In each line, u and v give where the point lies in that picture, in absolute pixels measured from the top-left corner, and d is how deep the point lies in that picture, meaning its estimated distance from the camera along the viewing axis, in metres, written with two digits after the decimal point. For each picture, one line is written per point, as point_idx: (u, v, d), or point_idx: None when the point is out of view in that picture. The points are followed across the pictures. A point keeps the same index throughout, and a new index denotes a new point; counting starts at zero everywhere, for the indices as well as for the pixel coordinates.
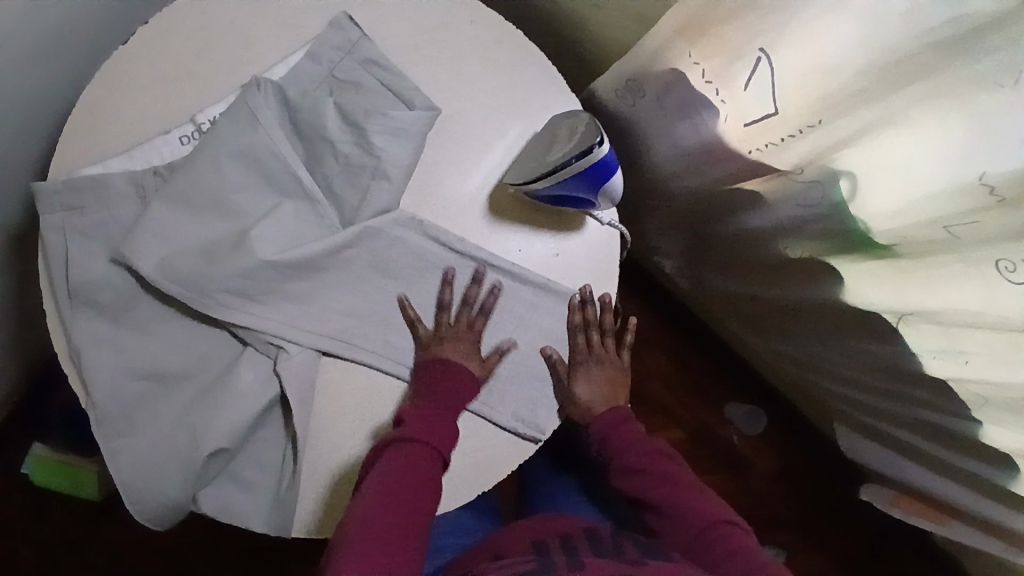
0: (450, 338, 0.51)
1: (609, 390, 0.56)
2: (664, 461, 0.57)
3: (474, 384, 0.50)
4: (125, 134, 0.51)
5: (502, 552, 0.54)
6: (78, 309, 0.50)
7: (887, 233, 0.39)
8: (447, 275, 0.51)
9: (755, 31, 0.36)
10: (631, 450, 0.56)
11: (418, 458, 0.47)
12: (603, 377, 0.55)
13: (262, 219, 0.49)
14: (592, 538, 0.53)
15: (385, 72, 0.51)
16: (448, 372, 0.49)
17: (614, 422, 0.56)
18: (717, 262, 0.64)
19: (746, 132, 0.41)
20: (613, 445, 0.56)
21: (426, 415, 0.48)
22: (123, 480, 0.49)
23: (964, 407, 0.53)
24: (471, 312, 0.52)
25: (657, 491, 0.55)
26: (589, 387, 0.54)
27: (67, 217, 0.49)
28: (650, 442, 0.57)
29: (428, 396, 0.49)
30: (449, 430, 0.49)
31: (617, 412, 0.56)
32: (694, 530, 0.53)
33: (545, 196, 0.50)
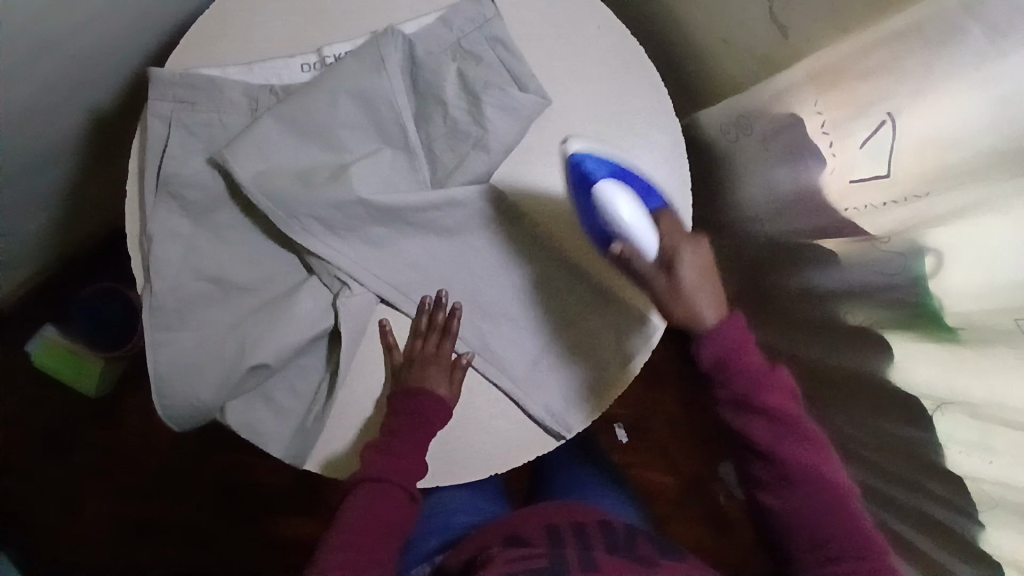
0: (421, 364, 0.51)
1: (711, 288, 0.45)
2: (802, 447, 0.47)
3: (443, 413, 0.51)
4: (252, 48, 0.52)
5: (516, 533, 0.56)
6: (161, 199, 0.50)
7: (957, 313, 0.41)
8: (424, 302, 0.52)
9: (886, 93, 0.37)
10: (762, 383, 0.46)
11: (389, 491, 0.50)
12: (700, 263, 0.46)
13: (361, 158, 0.51)
14: (607, 532, 0.55)
15: (508, 54, 0.52)
16: (417, 405, 0.50)
17: (737, 339, 0.45)
18: (764, 314, 0.66)
19: (848, 189, 0.43)
20: (744, 387, 0.46)
21: (393, 447, 0.49)
22: (159, 372, 0.50)
23: (972, 507, 0.50)
24: (441, 337, 0.51)
25: (772, 445, 0.47)
26: (702, 300, 0.45)
27: (177, 108, 0.50)
28: (792, 417, 0.47)
29: (397, 429, 0.50)
30: (414, 461, 0.50)
31: (734, 323, 0.45)
32: (842, 541, 0.46)
33: (591, 230, 0.49)
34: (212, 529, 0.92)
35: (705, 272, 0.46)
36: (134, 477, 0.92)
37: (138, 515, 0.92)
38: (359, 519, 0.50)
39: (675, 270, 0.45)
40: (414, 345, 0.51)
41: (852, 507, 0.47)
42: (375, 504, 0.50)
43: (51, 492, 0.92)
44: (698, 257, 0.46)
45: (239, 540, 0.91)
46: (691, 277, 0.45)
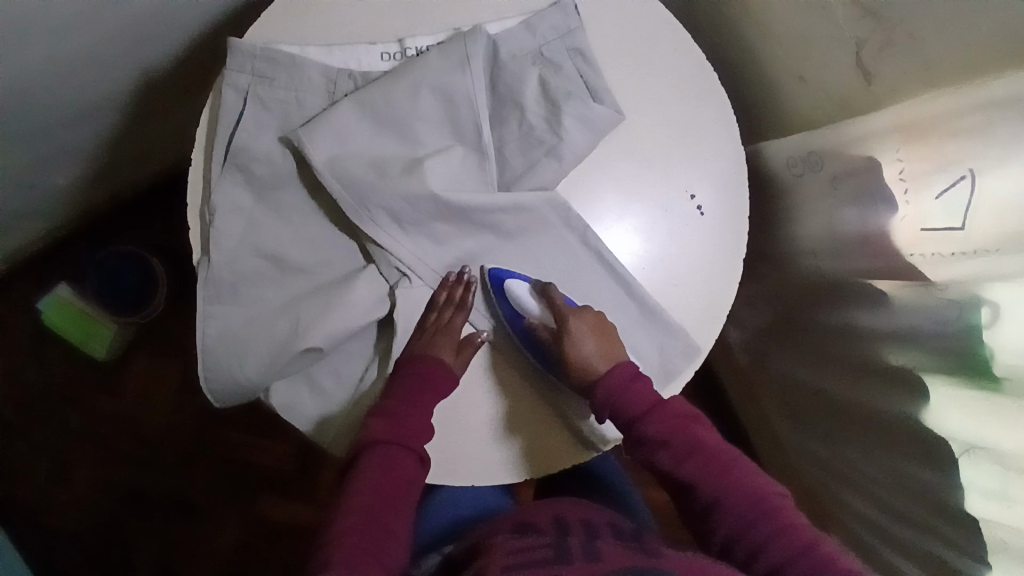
0: (433, 334, 0.51)
1: (602, 342, 0.52)
2: (685, 424, 0.52)
3: (448, 380, 0.50)
4: (334, 31, 0.52)
5: (523, 529, 0.53)
6: (227, 170, 0.50)
7: (1004, 365, 0.42)
8: (447, 277, 0.51)
9: (971, 152, 0.39)
10: (648, 418, 0.51)
11: (397, 453, 0.49)
12: (591, 326, 0.52)
13: (435, 153, 0.51)
14: (616, 529, 0.52)
15: (587, 66, 0.53)
16: (422, 369, 0.50)
17: (623, 382, 0.51)
18: (797, 347, 0.68)
19: (918, 237, 0.45)
20: (623, 406, 0.51)
21: (393, 410, 0.49)
22: (207, 345, 0.50)
23: (982, 551, 0.53)
24: (455, 311, 0.51)
25: (683, 459, 0.51)
26: (588, 347, 0.51)
27: (255, 82, 0.50)
28: (665, 403, 0.52)
29: (399, 394, 0.50)
30: (416, 422, 0.49)
31: (623, 368, 0.52)
32: (739, 503, 0.49)
33: (510, 322, 0.52)
34: (205, 506, 0.90)
35: (597, 331, 0.52)
36: (132, 445, 0.90)
37: (131, 483, 0.90)
38: (372, 487, 0.49)
39: (568, 334, 0.51)
40: (430, 315, 0.51)
41: (748, 476, 0.50)
42: (384, 470, 0.49)
43: (44, 451, 0.89)
44: (585, 322, 0.52)
45: (230, 519, 0.89)
46: (590, 346, 0.51)
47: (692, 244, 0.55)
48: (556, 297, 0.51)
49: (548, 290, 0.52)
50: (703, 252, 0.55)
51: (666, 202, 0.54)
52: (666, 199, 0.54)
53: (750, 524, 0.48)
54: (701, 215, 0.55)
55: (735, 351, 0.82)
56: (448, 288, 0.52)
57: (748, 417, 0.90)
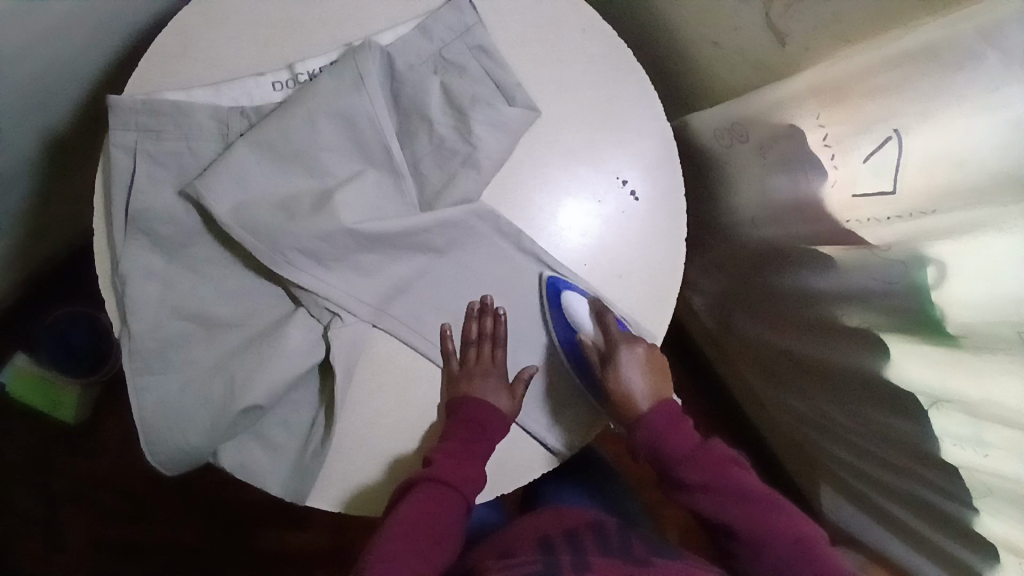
0: (479, 375, 0.50)
1: (655, 379, 0.53)
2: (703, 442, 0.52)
3: (500, 423, 0.50)
4: (217, 67, 0.49)
5: (507, 548, 0.55)
6: (130, 235, 0.47)
7: (958, 323, 0.41)
8: (473, 307, 0.51)
9: (894, 110, 0.37)
10: (675, 443, 0.52)
11: (443, 497, 0.48)
12: (641, 360, 0.52)
13: (345, 182, 0.48)
14: (601, 536, 0.55)
15: (491, 62, 0.50)
16: (482, 412, 0.49)
17: (665, 422, 0.52)
18: (757, 311, 0.66)
19: (850, 202, 0.42)
20: (665, 449, 0.52)
21: (461, 455, 0.48)
22: (143, 419, 0.47)
23: (965, 494, 0.53)
24: (493, 345, 0.51)
25: (725, 507, 0.50)
26: (634, 380, 0.52)
27: (142, 138, 0.47)
28: (684, 423, 0.53)
29: (461, 437, 0.49)
30: (481, 472, 0.49)
31: (666, 407, 0.53)
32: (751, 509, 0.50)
33: (561, 340, 0.52)
34: (204, 548, 0.89)
35: (648, 365, 0.52)
36: (118, 502, 0.89)
37: (125, 540, 0.89)
38: (405, 526, 0.47)
39: (617, 362, 0.51)
40: (467, 352, 0.51)
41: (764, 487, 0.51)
42: (429, 508, 0.47)
43: (32, 523, 0.88)
44: (637, 355, 0.52)
45: (232, 557, 0.89)
46: (636, 378, 0.52)
47: (631, 232, 0.52)
48: (608, 323, 0.51)
49: (604, 315, 0.51)
50: (644, 238, 0.53)
51: (598, 191, 0.52)
52: (597, 188, 0.52)
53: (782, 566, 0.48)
54: (635, 200, 0.53)
55: (700, 316, 0.81)
56: (478, 320, 0.51)
57: (727, 377, 0.89)
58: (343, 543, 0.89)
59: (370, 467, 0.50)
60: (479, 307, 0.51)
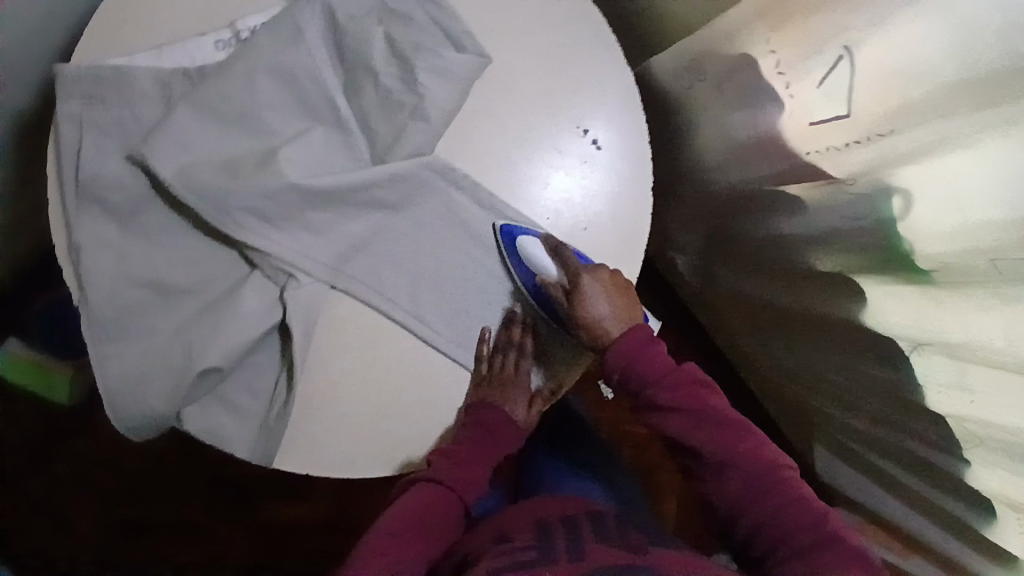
0: (504, 384, 0.51)
1: (623, 305, 0.49)
2: (702, 393, 0.49)
3: (512, 433, 0.53)
4: (156, 30, 0.48)
5: (503, 529, 0.55)
6: (83, 205, 0.47)
7: (927, 255, 0.39)
8: (513, 315, 0.50)
9: (840, 26, 0.35)
10: (661, 385, 0.48)
11: (440, 494, 0.51)
12: (606, 283, 0.48)
13: (291, 140, 0.47)
14: (598, 524, 0.53)
15: (436, 9, 0.48)
16: (500, 418, 0.51)
17: (637, 346, 0.49)
18: (738, 262, 0.63)
19: (808, 131, 0.40)
20: (636, 370, 0.49)
21: (462, 458, 0.51)
22: (108, 388, 0.48)
23: (957, 446, 0.51)
24: (519, 356, 0.51)
25: (694, 432, 0.48)
26: (603, 308, 0.48)
27: (86, 106, 0.47)
28: (681, 369, 0.49)
29: (469, 443, 0.51)
30: (483, 475, 0.53)
31: (637, 330, 0.49)
32: (754, 474, 0.47)
33: (525, 282, 0.49)
34: (206, 523, 0.91)
35: (614, 289, 0.49)
36: (121, 481, 0.90)
37: (132, 518, 0.90)
38: (399, 518, 0.50)
39: (581, 291, 0.48)
40: (501, 361, 0.50)
41: (763, 453, 0.48)
42: (432, 504, 0.50)
43: (41, 506, 0.90)
44: (602, 282, 0.49)
45: (236, 529, 0.90)
46: (605, 308, 0.49)
47: (593, 182, 0.51)
48: (569, 262, 0.48)
49: (560, 251, 0.48)
50: (607, 186, 0.51)
51: (558, 142, 0.50)
52: (557, 138, 0.50)
53: (759, 501, 0.46)
54: (597, 149, 0.51)
55: (685, 277, 0.78)
56: (513, 329, 0.51)
57: (719, 340, 0.87)
58: (342, 514, 0.90)
59: (337, 432, 0.49)
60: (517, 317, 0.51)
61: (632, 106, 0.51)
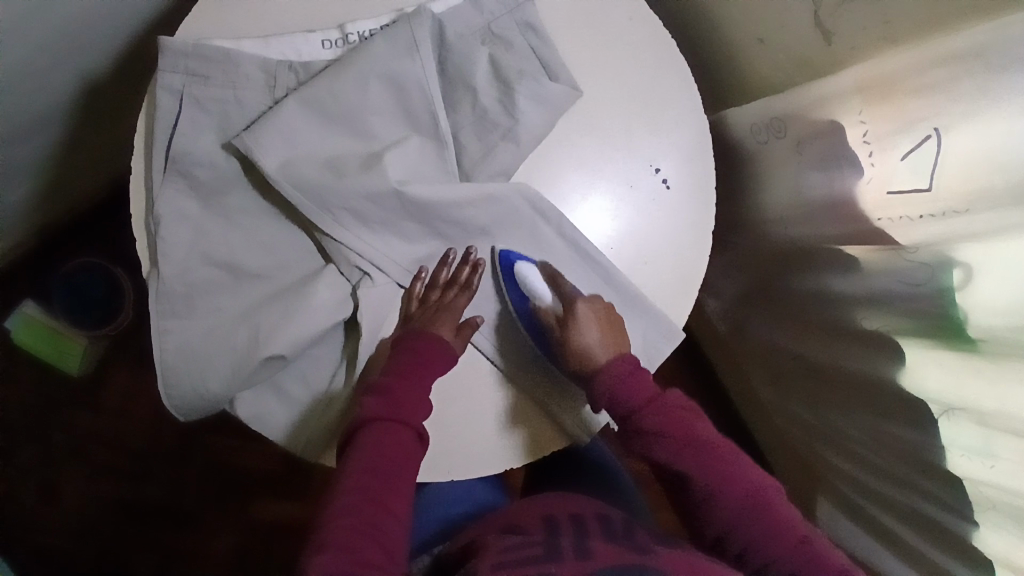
0: (433, 311, 0.49)
1: (612, 336, 0.50)
2: (686, 417, 0.49)
3: (445, 360, 0.48)
4: (270, 24, 0.50)
5: (511, 522, 0.53)
6: (170, 178, 0.48)
7: (980, 326, 0.41)
8: (449, 255, 0.50)
9: (934, 110, 0.39)
10: (646, 410, 0.48)
11: (390, 431, 0.45)
12: (599, 314, 0.50)
13: (391, 145, 0.49)
14: (605, 523, 0.50)
15: (540, 41, 0.51)
16: (424, 344, 0.47)
17: (622, 374, 0.49)
18: (774, 314, 0.67)
19: (884, 200, 0.44)
20: (620, 394, 0.48)
21: (394, 387, 0.46)
22: (165, 360, 0.48)
23: (968, 508, 0.53)
24: (458, 291, 0.49)
25: (682, 456, 0.48)
26: (590, 334, 0.49)
27: (190, 83, 0.48)
28: (666, 395, 0.49)
29: (400, 370, 0.47)
30: (423, 401, 0.47)
31: (622, 358, 0.49)
32: (733, 504, 0.47)
33: (517, 307, 0.50)
34: (193, 512, 0.87)
35: (604, 320, 0.50)
36: (113, 457, 0.87)
37: (118, 499, 0.87)
38: (368, 472, 0.45)
39: (575, 318, 0.49)
40: (427, 292, 0.50)
41: (743, 475, 0.48)
42: (381, 446, 0.45)
43: (28, 476, 0.87)
44: (595, 310, 0.50)
45: (224, 521, 0.87)
46: (593, 334, 0.49)
47: (660, 220, 0.53)
48: (573, 300, 0.50)
49: (557, 279, 0.51)
50: (673, 225, 0.53)
51: (631, 177, 0.52)
52: (630, 174, 0.52)
53: (741, 518, 0.46)
54: (666, 189, 0.53)
55: (712, 321, 0.82)
56: (451, 268, 0.50)
57: (732, 387, 0.89)
58: None
59: None
60: (455, 257, 0.50)
61: (706, 153, 0.54)
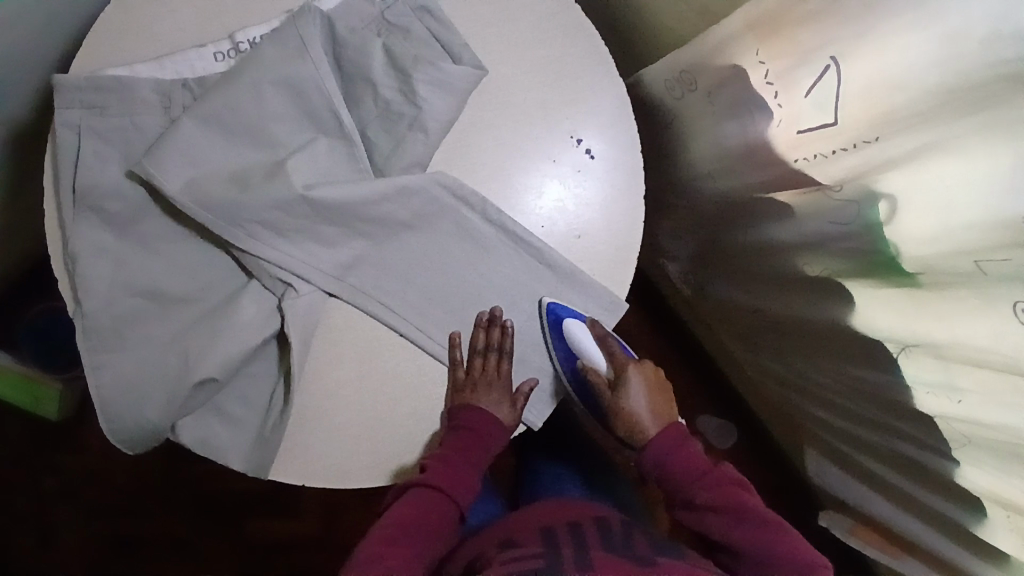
0: (483, 384, 0.50)
1: (656, 400, 0.55)
2: (738, 491, 0.52)
3: (499, 434, 0.52)
4: (158, 44, 0.49)
5: (511, 536, 0.53)
6: (80, 214, 0.47)
7: (913, 259, 0.40)
8: (455, 338, 0.49)
9: (829, 38, 0.37)
10: (699, 485, 0.52)
11: (434, 499, 0.50)
12: (645, 379, 0.55)
13: (297, 150, 0.48)
14: (605, 532, 0.50)
15: (437, 23, 0.50)
16: (477, 421, 0.49)
17: (671, 446, 0.53)
18: (729, 271, 0.65)
19: (796, 140, 0.42)
20: (671, 466, 0.52)
21: (454, 461, 0.50)
22: (101, 398, 0.47)
23: (945, 447, 0.52)
24: (498, 356, 0.50)
25: (731, 531, 0.50)
26: (638, 400, 0.54)
27: (85, 114, 0.47)
28: (721, 469, 0.53)
29: (456, 447, 0.50)
30: (471, 477, 0.51)
31: (672, 428, 0.54)
32: None
33: (562, 365, 0.52)
34: (194, 541, 0.88)
35: (650, 384, 0.55)
36: (106, 499, 0.88)
37: (118, 537, 0.88)
38: (401, 526, 0.49)
39: (625, 386, 0.54)
40: (468, 363, 0.50)
41: (795, 548, 0.50)
42: (424, 509, 0.49)
43: (26, 526, 0.87)
44: (642, 373, 0.55)
45: (227, 546, 0.88)
46: (640, 399, 0.54)
47: (588, 191, 0.51)
48: (619, 365, 0.53)
49: (606, 341, 0.52)
50: (602, 195, 0.51)
51: (552, 151, 0.51)
52: (550, 148, 0.51)
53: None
54: (590, 159, 0.51)
55: (676, 285, 0.80)
56: (379, 266, 0.49)
57: (711, 349, 0.87)
58: (335, 530, 0.88)
59: (336, 444, 0.49)
60: (378, 254, 0.49)
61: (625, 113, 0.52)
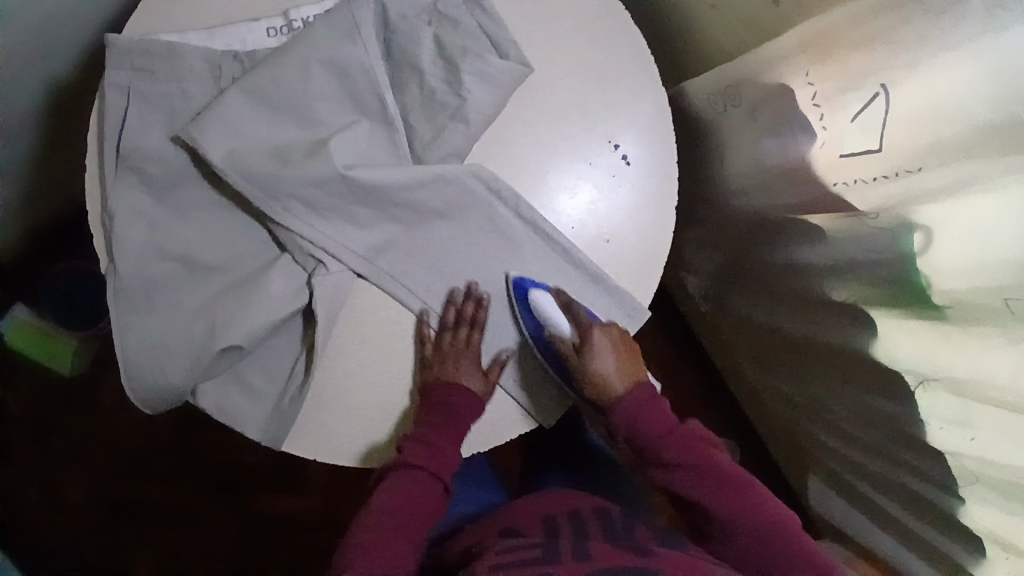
0: (453, 358, 0.48)
1: (625, 361, 0.52)
2: (703, 447, 0.52)
3: (475, 407, 0.49)
4: (211, 15, 0.50)
5: (511, 525, 0.53)
6: (121, 174, 0.48)
7: (944, 291, 0.40)
8: (422, 314, 0.49)
9: (880, 64, 0.37)
10: (667, 443, 0.51)
11: (417, 481, 0.49)
12: (614, 340, 0.51)
13: (339, 130, 0.48)
14: (607, 525, 0.50)
15: (486, 17, 0.50)
16: (450, 397, 0.48)
17: (644, 403, 0.52)
18: (751, 288, 0.65)
19: (837, 162, 0.42)
20: (641, 425, 0.51)
21: (431, 440, 0.49)
22: (126, 356, 0.48)
23: (953, 483, 0.52)
24: (470, 329, 0.49)
25: (699, 487, 0.51)
26: (605, 362, 0.51)
27: (134, 77, 0.47)
28: (687, 426, 0.53)
29: (429, 425, 0.49)
30: (453, 454, 0.49)
31: (642, 389, 0.52)
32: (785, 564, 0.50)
33: (534, 336, 0.50)
34: (194, 508, 0.89)
35: (618, 345, 0.51)
36: (111, 458, 0.89)
37: (119, 497, 0.89)
38: (393, 513, 0.49)
39: (591, 348, 0.50)
40: (439, 339, 0.49)
41: (765, 504, 0.51)
42: (409, 492, 0.49)
43: (31, 477, 0.89)
44: (609, 335, 0.51)
45: (226, 515, 0.89)
46: (608, 362, 0.51)
47: (621, 196, 0.51)
48: (588, 332, 0.50)
49: (571, 306, 0.50)
50: (635, 200, 0.51)
51: (589, 153, 0.51)
52: (587, 150, 0.51)
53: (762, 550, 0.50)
54: (626, 164, 0.51)
55: (694, 298, 0.81)
56: (409, 251, 0.50)
57: (722, 366, 0.87)
58: (334, 511, 0.89)
59: (351, 423, 0.49)
60: (410, 239, 0.50)
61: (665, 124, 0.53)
